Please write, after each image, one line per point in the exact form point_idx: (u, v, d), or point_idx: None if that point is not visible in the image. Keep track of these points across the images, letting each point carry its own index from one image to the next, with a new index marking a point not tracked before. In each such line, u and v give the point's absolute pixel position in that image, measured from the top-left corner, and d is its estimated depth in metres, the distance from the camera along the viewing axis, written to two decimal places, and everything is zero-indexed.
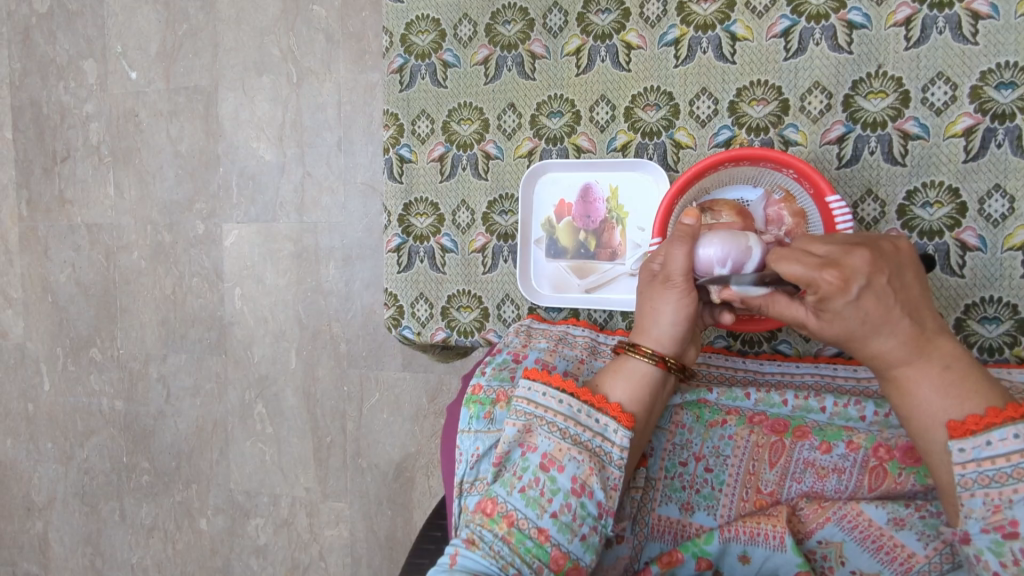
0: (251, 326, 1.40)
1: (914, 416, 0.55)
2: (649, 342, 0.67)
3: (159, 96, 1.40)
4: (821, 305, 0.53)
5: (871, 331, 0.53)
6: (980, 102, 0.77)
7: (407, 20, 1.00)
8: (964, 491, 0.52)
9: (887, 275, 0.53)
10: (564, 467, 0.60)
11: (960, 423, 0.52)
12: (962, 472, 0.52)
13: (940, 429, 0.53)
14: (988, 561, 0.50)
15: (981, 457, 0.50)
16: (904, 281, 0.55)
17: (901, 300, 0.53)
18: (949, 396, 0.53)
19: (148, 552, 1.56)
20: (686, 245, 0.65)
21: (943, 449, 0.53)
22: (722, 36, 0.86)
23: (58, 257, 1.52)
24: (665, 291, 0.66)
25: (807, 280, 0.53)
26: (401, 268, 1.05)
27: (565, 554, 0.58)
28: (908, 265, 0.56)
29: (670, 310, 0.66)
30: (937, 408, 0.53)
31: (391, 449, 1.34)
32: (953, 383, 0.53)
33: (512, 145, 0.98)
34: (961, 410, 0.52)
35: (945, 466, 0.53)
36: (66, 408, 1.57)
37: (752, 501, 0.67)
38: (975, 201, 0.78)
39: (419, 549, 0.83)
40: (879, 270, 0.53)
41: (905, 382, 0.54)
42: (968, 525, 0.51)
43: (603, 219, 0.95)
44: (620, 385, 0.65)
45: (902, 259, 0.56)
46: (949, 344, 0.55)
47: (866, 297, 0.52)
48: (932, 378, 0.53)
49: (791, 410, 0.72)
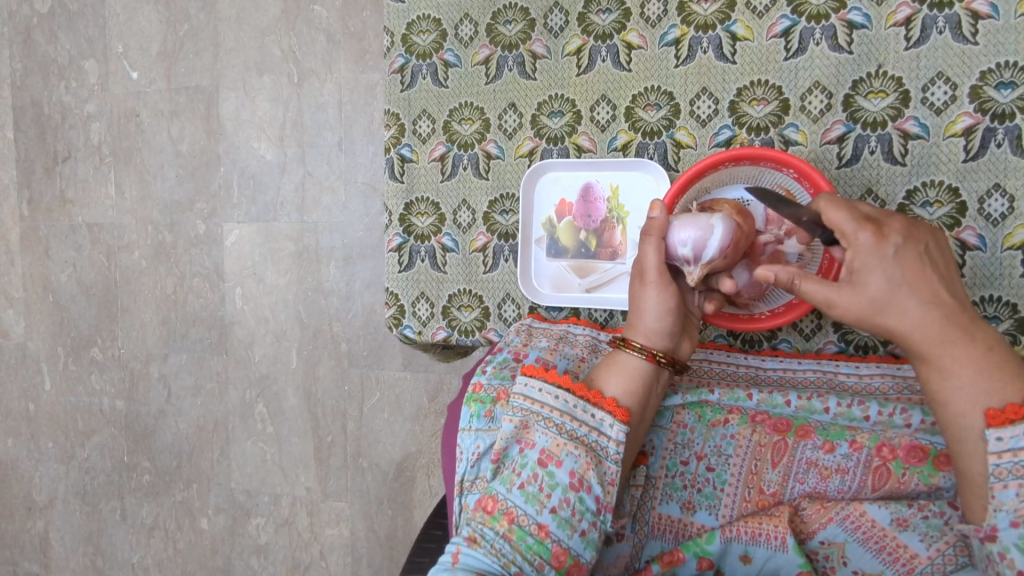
0: (252, 325, 1.40)
1: (953, 400, 0.54)
2: (639, 336, 0.67)
3: (160, 96, 1.41)
4: (853, 264, 0.57)
5: (908, 298, 0.55)
6: (979, 102, 0.77)
7: (409, 20, 1.01)
8: (997, 482, 0.51)
9: (926, 246, 0.58)
10: (562, 462, 0.60)
11: (1000, 411, 0.52)
12: (998, 462, 0.51)
13: (976, 415, 0.53)
14: (1013, 558, 0.50)
15: (1018, 447, 0.50)
16: (942, 260, 0.58)
17: (937, 271, 0.57)
18: (991, 379, 0.53)
19: (149, 551, 1.57)
20: (656, 241, 0.68)
21: (978, 438, 0.53)
22: (723, 36, 0.86)
23: (59, 257, 1.53)
24: (644, 287, 0.68)
25: (844, 230, 0.58)
26: (402, 267, 1.05)
27: (565, 550, 0.58)
28: (943, 249, 0.59)
29: (653, 303, 0.67)
30: (979, 390, 0.53)
31: (392, 449, 1.34)
32: (992, 366, 0.53)
33: (513, 145, 0.98)
34: (999, 397, 0.52)
35: (979, 455, 0.53)
36: (67, 408, 1.57)
37: (754, 501, 0.67)
38: (974, 201, 0.79)
39: (420, 548, 0.83)
40: (915, 237, 0.57)
41: (945, 364, 0.55)
42: (997, 519, 0.51)
43: (604, 219, 0.94)
44: (614, 378, 0.65)
45: (937, 242, 0.60)
46: (988, 331, 0.55)
47: (902, 257, 0.56)
48: (972, 359, 0.54)
49: (794, 410, 0.72)
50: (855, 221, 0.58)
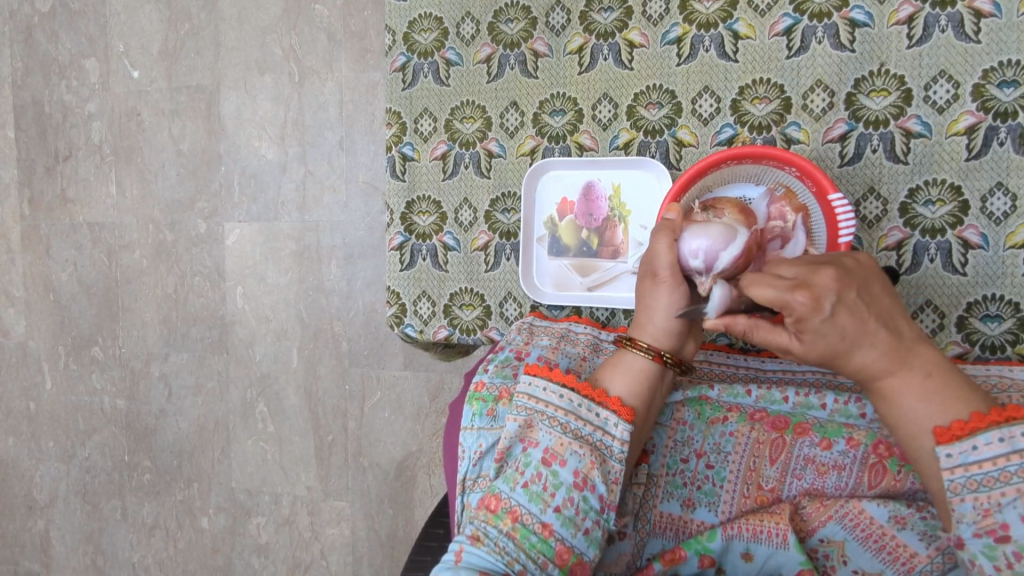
0: (253, 325, 1.40)
1: (901, 426, 0.55)
2: (647, 336, 0.67)
3: (162, 95, 1.41)
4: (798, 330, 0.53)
5: (851, 349, 0.53)
6: (982, 100, 0.77)
7: (410, 19, 1.01)
8: (954, 496, 0.51)
9: (858, 289, 0.54)
10: (566, 461, 0.60)
11: (947, 429, 0.52)
12: (951, 478, 0.51)
13: (927, 436, 0.53)
14: (982, 565, 0.50)
15: (968, 461, 0.50)
16: (875, 291, 0.55)
17: (873, 311, 0.54)
18: (933, 403, 0.53)
19: (150, 550, 1.56)
20: (670, 240, 0.64)
21: (931, 456, 0.53)
22: (725, 34, 0.86)
23: (60, 256, 1.53)
24: (655, 285, 0.66)
25: (780, 302, 0.52)
26: (403, 266, 1.05)
27: (569, 549, 0.58)
28: (872, 276, 0.56)
29: (664, 305, 0.65)
30: (924, 417, 0.53)
31: (393, 448, 1.34)
32: (935, 391, 0.53)
33: (515, 143, 0.98)
34: (944, 416, 0.53)
35: (934, 472, 0.53)
36: (68, 407, 1.57)
37: (753, 497, 0.67)
38: (977, 199, 0.79)
39: (421, 546, 0.83)
40: (848, 284, 0.53)
41: (888, 394, 0.55)
42: (961, 529, 0.51)
43: (606, 217, 0.94)
44: (621, 379, 0.65)
45: (865, 270, 0.56)
46: (923, 350, 0.55)
47: (840, 315, 0.52)
48: (913, 386, 0.54)
49: (792, 407, 0.72)
50: (786, 291, 0.52)
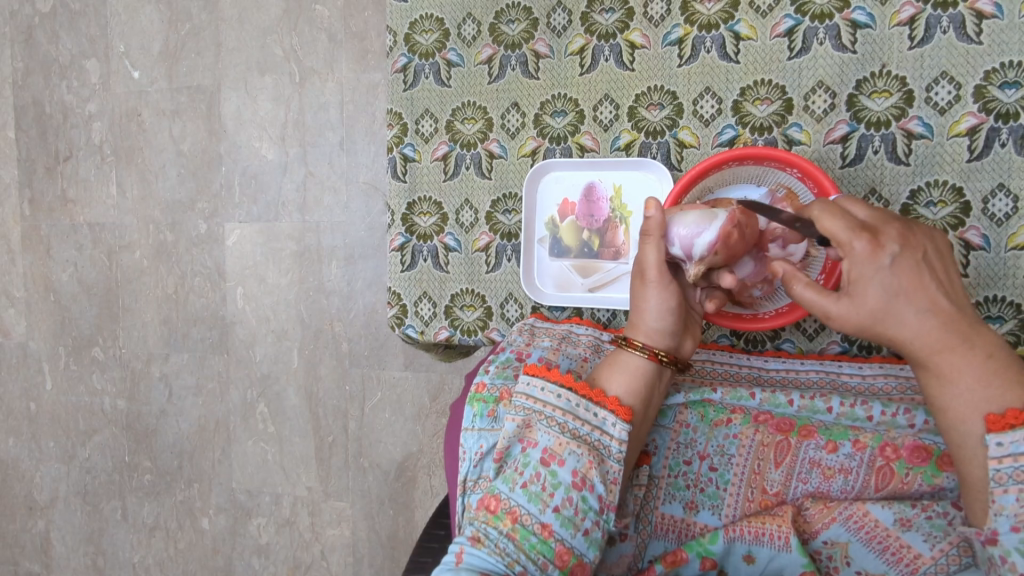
0: (253, 325, 1.40)
1: (952, 405, 0.54)
2: (641, 336, 0.67)
3: (162, 95, 1.40)
4: (851, 275, 0.55)
5: (906, 308, 0.54)
6: (984, 102, 0.77)
7: (412, 20, 1.01)
8: (998, 487, 0.51)
9: (923, 253, 0.55)
10: (564, 461, 0.59)
11: (1000, 416, 0.51)
12: (998, 467, 0.51)
13: (977, 421, 0.53)
14: (1015, 562, 0.50)
15: (1019, 452, 0.50)
16: (942, 265, 0.56)
17: (936, 279, 0.55)
18: (988, 384, 0.53)
19: (150, 551, 1.56)
20: (656, 242, 0.67)
21: (978, 443, 0.53)
22: (727, 35, 0.86)
23: (61, 257, 1.52)
24: (644, 286, 0.67)
25: (840, 240, 0.55)
26: (405, 267, 1.05)
27: (569, 550, 0.58)
28: (943, 251, 0.58)
29: (654, 304, 0.66)
30: (978, 397, 0.53)
31: (393, 449, 1.34)
32: (992, 371, 0.53)
33: (516, 144, 0.98)
34: (1000, 402, 0.52)
35: (979, 461, 0.53)
36: (68, 407, 1.57)
37: (757, 501, 0.66)
38: (979, 200, 0.78)
39: (423, 547, 0.83)
40: (912, 244, 0.55)
41: (944, 371, 0.54)
42: (998, 523, 0.51)
43: (607, 218, 0.94)
44: (619, 378, 0.65)
45: (937, 244, 0.58)
46: (987, 334, 0.55)
47: (899, 267, 0.54)
48: (969, 364, 0.53)
49: (798, 410, 0.72)
50: (852, 229, 0.55)
